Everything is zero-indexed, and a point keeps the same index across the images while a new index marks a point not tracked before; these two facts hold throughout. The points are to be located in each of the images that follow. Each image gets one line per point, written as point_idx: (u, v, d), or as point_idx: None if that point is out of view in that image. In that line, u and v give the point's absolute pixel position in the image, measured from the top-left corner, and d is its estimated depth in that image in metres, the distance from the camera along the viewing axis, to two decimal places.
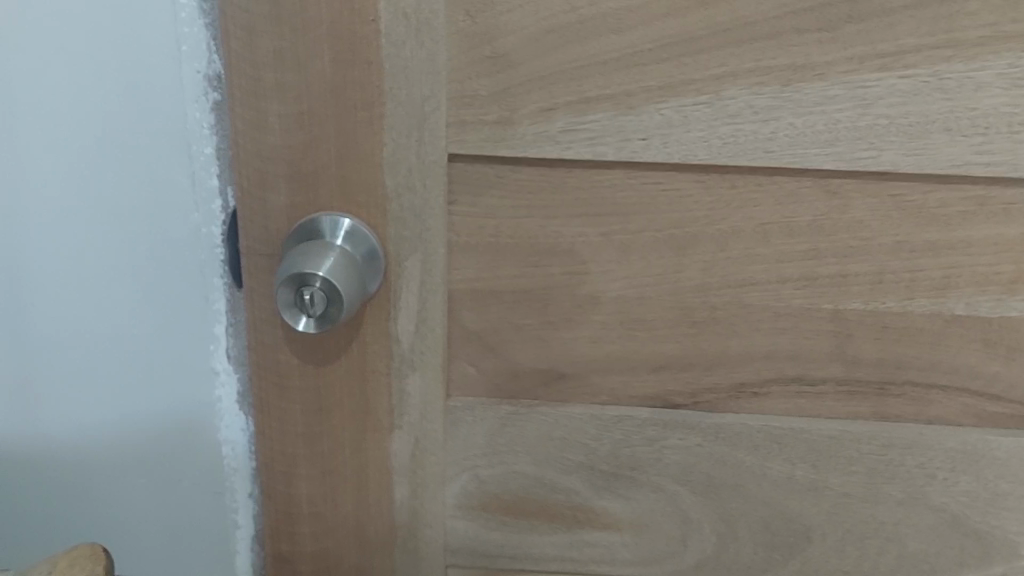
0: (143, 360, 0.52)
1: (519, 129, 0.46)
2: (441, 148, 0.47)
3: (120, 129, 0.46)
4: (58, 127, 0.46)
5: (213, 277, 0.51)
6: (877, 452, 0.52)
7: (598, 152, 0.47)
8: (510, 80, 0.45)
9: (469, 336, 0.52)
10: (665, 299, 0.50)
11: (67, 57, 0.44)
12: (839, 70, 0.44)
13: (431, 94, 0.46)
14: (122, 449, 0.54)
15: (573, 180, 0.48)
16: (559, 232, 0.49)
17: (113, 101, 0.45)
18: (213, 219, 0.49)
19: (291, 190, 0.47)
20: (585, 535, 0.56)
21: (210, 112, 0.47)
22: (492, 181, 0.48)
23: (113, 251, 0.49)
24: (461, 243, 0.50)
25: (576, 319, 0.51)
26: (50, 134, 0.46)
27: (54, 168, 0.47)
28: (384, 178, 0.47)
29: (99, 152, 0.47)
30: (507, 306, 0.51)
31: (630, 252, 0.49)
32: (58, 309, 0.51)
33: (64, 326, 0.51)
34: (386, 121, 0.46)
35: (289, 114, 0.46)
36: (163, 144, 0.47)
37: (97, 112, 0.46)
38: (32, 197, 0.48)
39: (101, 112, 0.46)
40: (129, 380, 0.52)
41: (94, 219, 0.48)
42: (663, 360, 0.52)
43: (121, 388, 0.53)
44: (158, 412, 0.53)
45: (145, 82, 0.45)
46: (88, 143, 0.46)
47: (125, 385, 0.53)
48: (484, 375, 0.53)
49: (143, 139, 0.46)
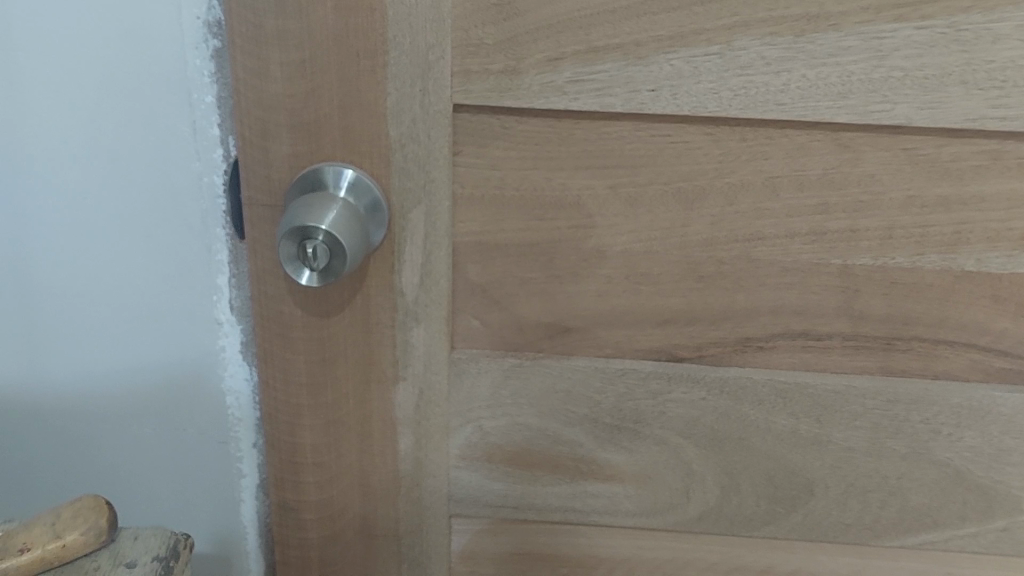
0: (145, 311, 0.52)
1: (525, 79, 0.45)
2: (446, 98, 0.46)
3: (116, 77, 0.45)
4: (52, 77, 0.45)
5: (216, 226, 0.50)
6: (882, 407, 0.52)
7: (605, 103, 0.46)
8: (517, 29, 0.44)
9: (473, 289, 0.51)
10: (672, 252, 0.50)
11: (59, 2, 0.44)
12: (854, 21, 0.43)
13: (436, 42, 0.45)
14: (125, 400, 0.54)
15: (580, 131, 0.47)
16: (565, 184, 0.48)
17: (107, 48, 0.45)
18: (215, 168, 0.49)
19: (293, 140, 0.47)
20: (588, 486, 0.55)
21: (211, 59, 0.46)
22: (498, 132, 0.47)
23: (112, 201, 0.49)
24: (466, 195, 0.49)
25: (581, 272, 0.50)
26: (44, 84, 0.46)
27: (50, 118, 0.46)
28: (388, 128, 0.46)
29: (95, 101, 0.46)
30: (513, 259, 0.51)
31: (637, 205, 0.49)
32: (57, 259, 0.50)
33: (65, 277, 0.51)
34: (390, 70, 0.45)
35: (291, 62, 0.45)
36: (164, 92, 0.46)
37: (91, 60, 0.45)
38: (28, 147, 0.47)
39: (96, 60, 0.45)
40: (131, 331, 0.52)
41: (92, 168, 0.48)
42: (669, 314, 0.51)
43: (124, 338, 0.53)
44: (162, 362, 0.53)
45: (140, 28, 0.44)
46: (83, 91, 0.46)
47: (128, 336, 0.53)
48: (489, 327, 0.52)
49: (140, 87, 0.46)
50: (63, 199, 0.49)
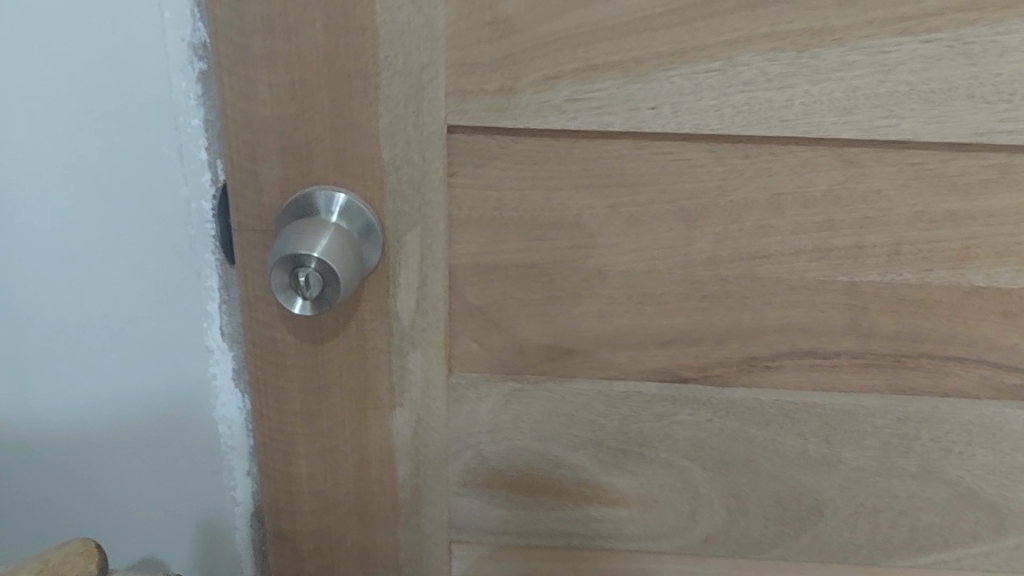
0: (132, 340, 0.50)
1: (522, 98, 0.44)
2: (440, 118, 0.45)
3: (99, 100, 0.44)
4: (33, 100, 0.44)
5: (205, 252, 0.49)
6: (891, 425, 0.51)
7: (604, 122, 0.45)
8: (513, 47, 0.43)
9: (471, 312, 0.50)
10: (675, 272, 0.48)
11: (37, 23, 0.42)
12: (858, 35, 0.42)
13: (430, 62, 0.43)
14: (114, 429, 0.53)
15: (579, 150, 0.46)
16: (565, 204, 0.47)
17: (89, 71, 0.43)
18: (203, 193, 0.47)
19: (283, 164, 0.45)
20: (592, 510, 0.54)
21: (197, 82, 0.45)
22: (494, 152, 0.46)
23: (97, 227, 0.47)
24: (462, 216, 0.48)
25: (581, 293, 0.49)
26: (24, 108, 0.44)
27: (31, 143, 0.45)
28: (381, 150, 0.45)
29: (77, 125, 0.44)
30: (511, 281, 0.49)
31: (638, 224, 0.47)
32: (41, 287, 0.49)
33: (49, 305, 0.49)
34: (382, 91, 0.44)
35: (280, 85, 0.43)
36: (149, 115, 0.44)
37: (72, 83, 0.43)
38: (9, 172, 0.46)
39: (77, 83, 0.43)
40: (119, 359, 0.51)
41: (75, 194, 0.46)
42: (673, 334, 0.50)
43: (111, 367, 0.51)
44: (151, 391, 0.52)
45: (123, 50, 0.43)
46: (65, 115, 0.44)
47: (115, 364, 0.51)
48: (488, 351, 0.51)
49: (123, 111, 0.44)
50: (47, 226, 0.47)
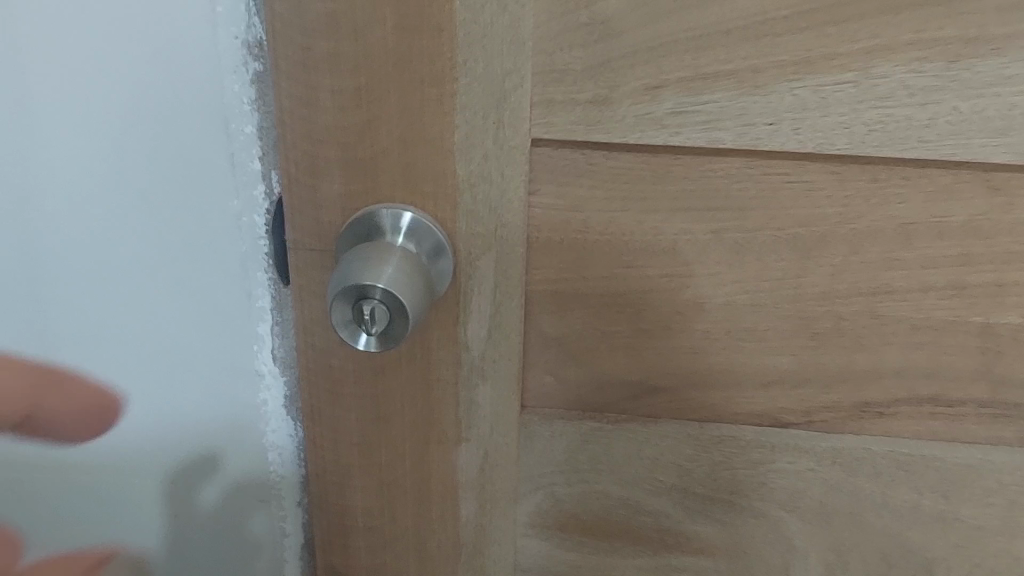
0: (175, 366, 0.45)
1: (618, 110, 0.38)
2: (524, 131, 0.39)
3: (144, 104, 0.39)
4: (72, 101, 0.39)
5: (257, 271, 0.44)
6: (1019, 483, 0.45)
7: (712, 139, 0.39)
8: (610, 53, 0.37)
9: (547, 342, 0.45)
10: (783, 306, 0.43)
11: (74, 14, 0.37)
12: (1019, 46, 0.36)
13: (514, 68, 0.38)
14: (152, 461, 0.48)
15: (679, 168, 0.40)
16: (660, 227, 0.41)
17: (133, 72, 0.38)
18: (255, 206, 0.43)
19: (346, 178, 0.40)
20: (673, 559, 0.49)
21: (251, 84, 0.40)
22: (582, 169, 0.41)
23: (138, 245, 0.42)
24: (542, 239, 0.42)
25: (673, 327, 0.44)
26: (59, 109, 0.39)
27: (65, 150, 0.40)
28: (455, 166, 0.40)
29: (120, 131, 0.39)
30: (593, 311, 0.44)
31: (743, 253, 0.42)
32: (73, 310, 0.43)
33: (81, 331, 0.44)
34: (459, 99, 0.38)
35: (345, 90, 0.38)
36: (199, 121, 0.40)
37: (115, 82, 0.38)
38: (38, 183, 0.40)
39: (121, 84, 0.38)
40: (160, 389, 0.46)
41: (116, 207, 0.41)
42: (775, 375, 0.44)
43: (151, 397, 0.46)
44: (196, 419, 0.47)
45: (171, 49, 0.38)
46: (106, 120, 0.39)
47: (156, 393, 0.46)
48: (563, 385, 0.46)
49: (170, 114, 0.39)
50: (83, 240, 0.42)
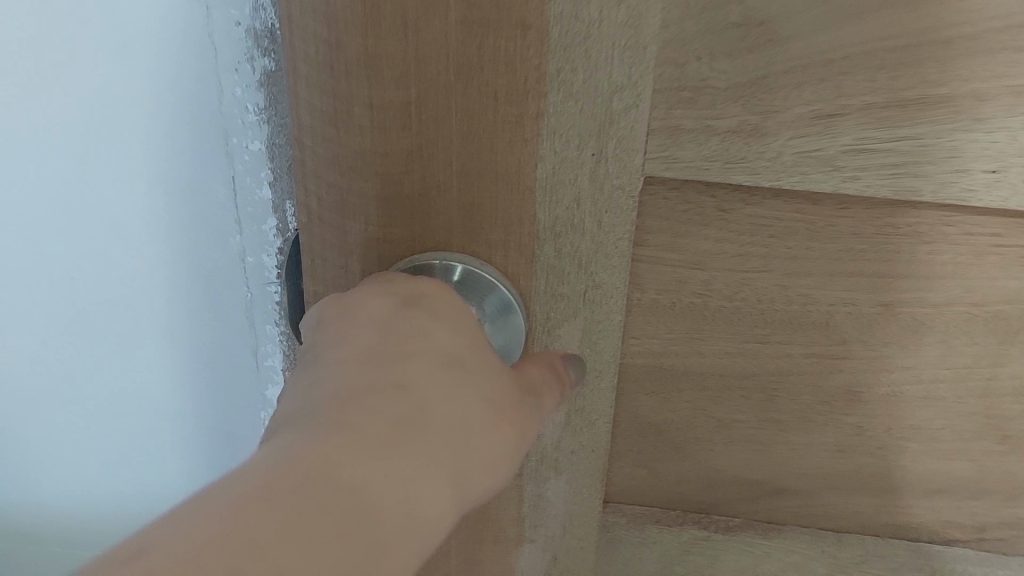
0: (157, 407, 0.37)
1: (773, 144, 0.27)
2: (636, 166, 0.28)
3: (123, 113, 0.29)
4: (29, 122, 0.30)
5: (264, 322, 0.34)
6: None
7: (904, 188, 0.28)
8: (769, 66, 0.26)
9: (643, 429, 0.34)
10: (966, 403, 0.32)
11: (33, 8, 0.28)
12: None
13: (628, 80, 0.26)
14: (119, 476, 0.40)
15: (847, 222, 0.29)
16: (812, 296, 0.30)
17: (105, 67, 0.29)
18: (264, 244, 0.33)
19: (384, 220, 0.29)
20: None
21: (258, 89, 0.29)
22: (709, 217, 0.29)
23: (122, 282, 0.34)
24: (646, 302, 0.31)
25: (816, 420, 0.33)
26: (33, 96, 0.30)
27: (29, 167, 0.31)
28: (535, 210, 0.28)
29: (86, 158, 0.31)
30: (708, 394, 0.33)
31: (923, 333, 0.31)
32: (47, 326, 0.35)
33: (54, 349, 0.36)
34: (548, 121, 0.27)
35: (388, 104, 0.27)
36: (193, 140, 0.30)
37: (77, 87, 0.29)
38: (21, 204, 0.32)
39: (93, 84, 0.29)
40: (141, 428, 0.38)
41: (87, 228, 0.32)
42: (944, 483, 0.34)
43: (130, 432, 0.38)
44: (183, 469, 0.39)
45: (152, 52, 0.28)
46: (75, 127, 0.30)
47: (135, 430, 0.38)
48: (660, 480, 0.35)
49: (152, 132, 0.30)
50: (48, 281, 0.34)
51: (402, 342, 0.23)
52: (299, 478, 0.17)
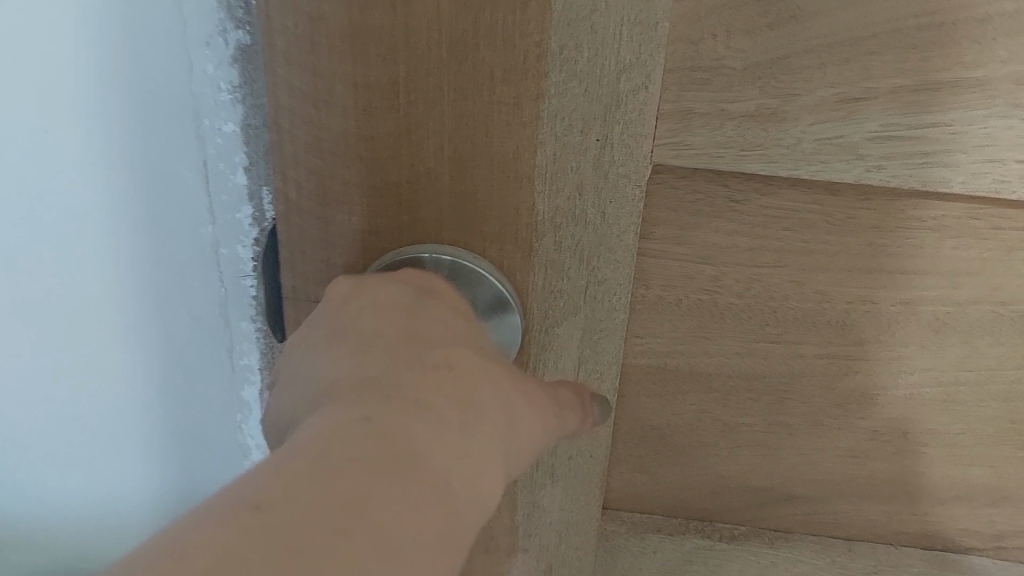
0: (124, 412, 0.35)
1: (792, 130, 0.25)
2: (644, 154, 0.26)
3: (82, 87, 0.27)
4: None
5: (240, 319, 0.32)
6: None
7: (931, 178, 0.26)
8: (790, 45, 0.24)
9: (644, 433, 0.32)
10: (988, 406, 0.30)
11: None
12: None
13: (636, 59, 0.24)
14: (81, 485, 0.38)
15: (868, 214, 0.27)
16: (828, 293, 0.28)
17: (65, 48, 0.26)
18: (240, 234, 0.30)
19: (369, 209, 0.26)
20: None
21: (232, 64, 0.27)
22: (720, 208, 0.27)
23: (85, 281, 0.31)
24: (651, 300, 0.29)
25: (827, 424, 0.31)
26: None
27: None
28: (533, 200, 0.26)
29: (43, 137, 0.28)
30: (714, 396, 0.31)
31: (945, 333, 0.29)
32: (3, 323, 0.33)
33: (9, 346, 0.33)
34: (548, 104, 0.25)
35: (375, 83, 0.24)
36: (160, 117, 0.28)
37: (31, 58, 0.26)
38: None
39: (52, 67, 0.27)
40: (104, 430, 0.35)
41: (46, 222, 0.30)
42: (961, 490, 0.32)
43: (93, 439, 0.36)
44: (152, 474, 0.37)
45: (117, 22, 0.26)
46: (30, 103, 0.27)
47: (98, 433, 0.36)
48: (661, 485, 0.33)
49: (116, 108, 0.27)
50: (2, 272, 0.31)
51: (424, 317, 0.21)
52: (375, 437, 0.16)
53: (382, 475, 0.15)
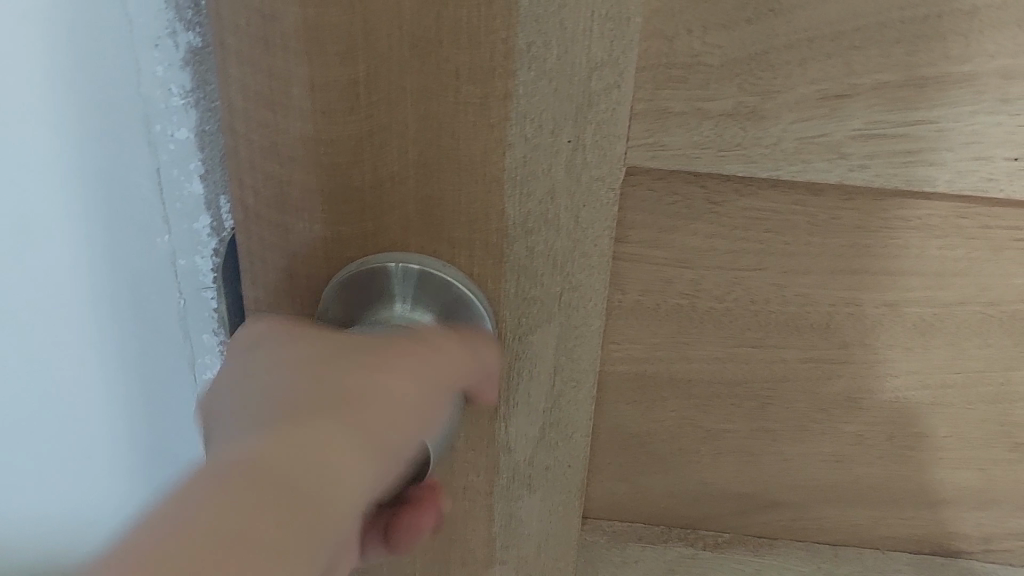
0: (85, 430, 0.34)
1: (772, 129, 0.24)
2: (618, 155, 0.24)
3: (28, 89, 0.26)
4: None
5: (200, 334, 0.31)
6: None
7: (916, 177, 0.24)
8: (769, 40, 0.23)
9: (623, 442, 0.31)
10: (976, 408, 0.29)
11: None
12: None
13: (609, 57, 0.23)
14: (44, 505, 0.36)
15: (851, 214, 0.26)
16: (811, 296, 0.27)
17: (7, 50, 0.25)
18: (196, 244, 0.29)
19: (330, 216, 0.25)
20: None
21: (183, 67, 0.26)
22: (698, 210, 0.26)
23: (38, 293, 0.30)
24: (628, 305, 0.28)
25: (812, 429, 0.30)
26: None
27: None
28: (502, 205, 0.25)
29: None
30: (694, 402, 0.30)
31: (931, 334, 0.28)
32: None
33: None
34: (515, 104, 0.23)
35: (334, 85, 0.23)
36: (111, 122, 0.26)
37: None
38: None
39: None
40: (63, 446, 0.34)
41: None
42: (949, 494, 0.31)
43: (53, 455, 0.35)
44: (115, 494, 0.36)
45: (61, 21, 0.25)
46: None
47: (58, 448, 0.34)
48: (641, 494, 0.32)
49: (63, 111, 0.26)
50: None
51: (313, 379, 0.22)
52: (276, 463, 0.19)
53: (240, 541, 0.17)
